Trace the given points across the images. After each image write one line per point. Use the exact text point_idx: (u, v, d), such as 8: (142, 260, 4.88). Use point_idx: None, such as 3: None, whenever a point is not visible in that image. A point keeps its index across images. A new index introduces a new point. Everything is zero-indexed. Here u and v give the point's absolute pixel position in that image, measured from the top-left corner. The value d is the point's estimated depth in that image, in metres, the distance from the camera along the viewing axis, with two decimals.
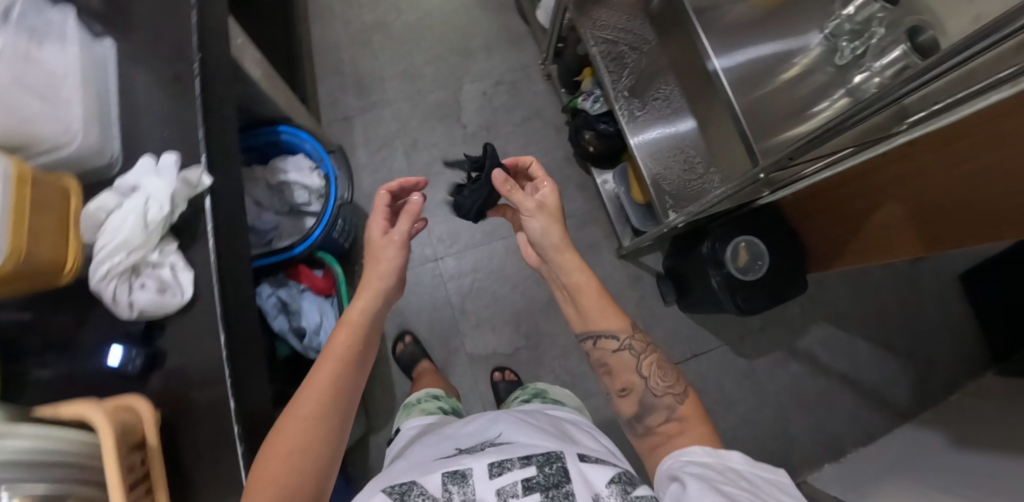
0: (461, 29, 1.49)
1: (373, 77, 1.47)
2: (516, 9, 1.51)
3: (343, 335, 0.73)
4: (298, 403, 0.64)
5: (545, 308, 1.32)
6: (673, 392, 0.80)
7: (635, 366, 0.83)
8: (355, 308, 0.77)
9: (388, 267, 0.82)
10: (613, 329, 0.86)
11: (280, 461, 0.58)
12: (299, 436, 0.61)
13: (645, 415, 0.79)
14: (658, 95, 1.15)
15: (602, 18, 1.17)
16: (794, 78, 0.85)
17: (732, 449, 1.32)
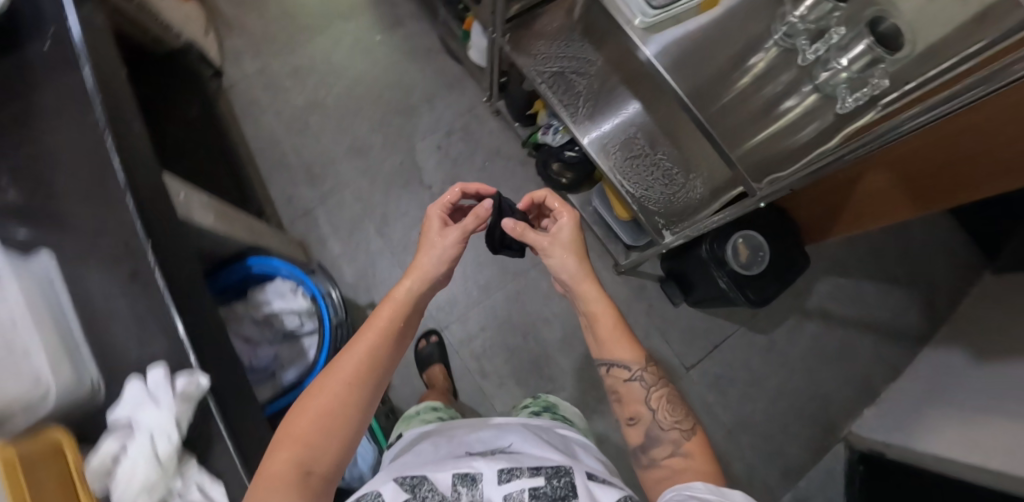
0: (398, 87, 1.46)
1: (322, 161, 1.41)
2: (444, 53, 1.49)
3: (385, 311, 0.73)
4: (335, 371, 0.66)
5: (561, 344, 1.30)
6: (681, 426, 0.79)
7: (644, 396, 0.82)
8: (404, 284, 0.77)
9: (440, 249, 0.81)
10: (626, 361, 0.83)
11: (308, 428, 0.60)
12: (330, 405, 0.63)
13: (652, 447, 0.78)
14: (618, 114, 1.13)
15: (541, 51, 1.13)
16: (754, 80, 0.83)
17: (775, 424, 1.34)
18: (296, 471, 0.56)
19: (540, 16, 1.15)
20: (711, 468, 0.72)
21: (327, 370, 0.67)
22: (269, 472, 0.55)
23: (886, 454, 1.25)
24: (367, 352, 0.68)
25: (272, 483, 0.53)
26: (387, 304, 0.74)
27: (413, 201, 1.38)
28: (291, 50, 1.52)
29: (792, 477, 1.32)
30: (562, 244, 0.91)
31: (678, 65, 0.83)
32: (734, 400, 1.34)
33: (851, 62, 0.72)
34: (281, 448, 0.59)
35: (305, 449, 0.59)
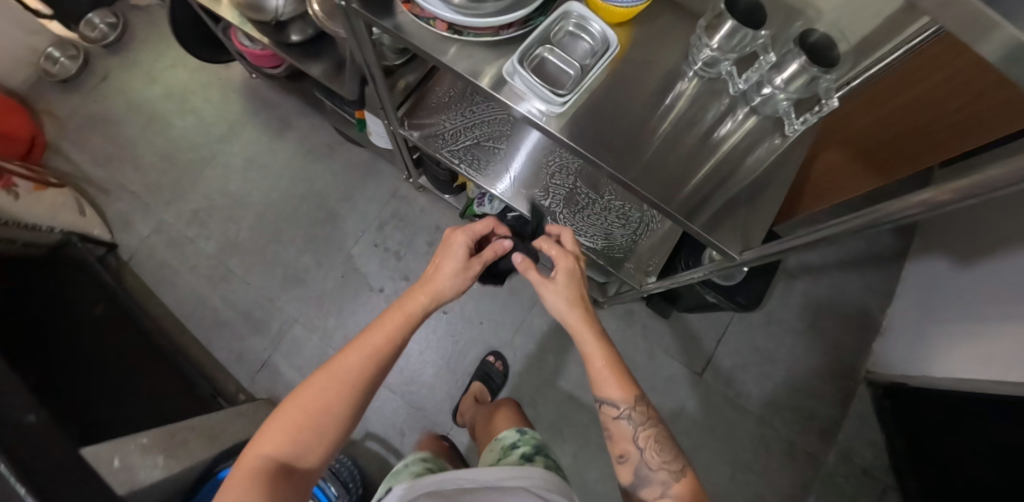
0: (310, 195, 1.36)
1: (260, 302, 1.30)
2: (345, 144, 1.39)
3: (391, 323, 0.72)
4: (334, 376, 0.67)
5: (571, 399, 1.25)
6: (668, 465, 0.70)
7: (634, 432, 0.73)
8: (416, 298, 0.74)
9: (454, 272, 0.78)
10: (616, 402, 0.74)
11: (297, 427, 0.64)
12: (321, 409, 0.65)
13: (642, 486, 0.71)
14: (552, 163, 1.06)
15: (446, 127, 1.01)
16: (683, 116, 0.68)
17: (806, 392, 1.31)
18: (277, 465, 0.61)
19: (435, 84, 0.99)
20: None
21: (326, 370, 0.68)
22: (255, 464, 0.60)
23: (909, 384, 1.23)
24: (365, 365, 0.69)
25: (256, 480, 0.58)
26: (395, 315, 0.73)
27: (369, 310, 1.28)
28: (184, 196, 1.41)
29: (829, 436, 1.32)
30: (557, 292, 0.80)
31: (596, 131, 0.65)
32: (755, 385, 1.30)
33: (785, 83, 0.61)
34: (271, 439, 0.63)
35: (293, 444, 0.63)
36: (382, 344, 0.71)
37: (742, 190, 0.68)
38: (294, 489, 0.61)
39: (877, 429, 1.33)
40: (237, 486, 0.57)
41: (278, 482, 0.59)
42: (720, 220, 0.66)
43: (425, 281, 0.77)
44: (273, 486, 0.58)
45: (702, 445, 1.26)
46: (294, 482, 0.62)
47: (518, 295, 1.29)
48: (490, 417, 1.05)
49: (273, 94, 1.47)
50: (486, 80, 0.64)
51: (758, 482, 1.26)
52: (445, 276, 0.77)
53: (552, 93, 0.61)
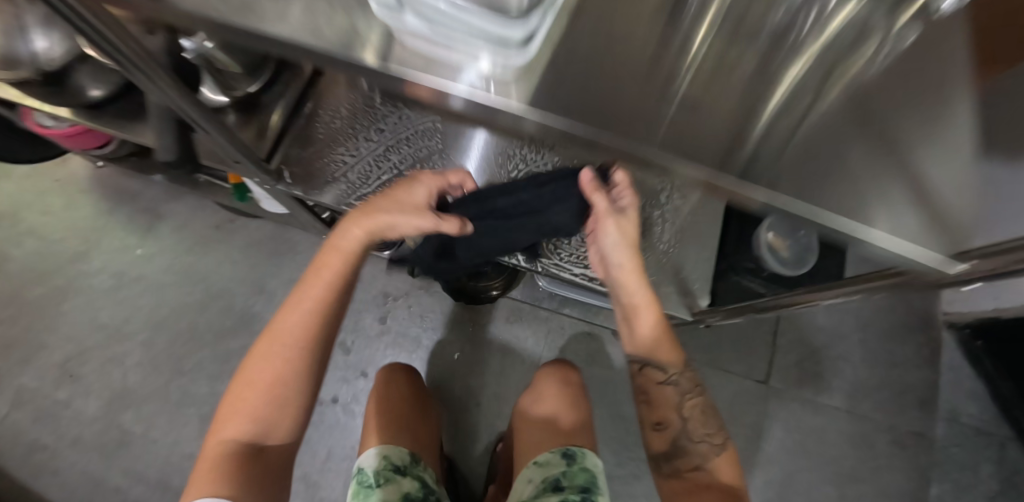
0: (211, 299, 1.01)
1: (179, 462, 0.94)
2: (239, 220, 1.05)
3: (330, 270, 0.48)
4: (282, 341, 0.47)
5: (620, 467, 0.93)
6: (712, 439, 0.51)
7: (680, 396, 0.52)
8: (353, 234, 0.47)
9: (405, 203, 0.47)
10: (660, 362, 0.53)
11: (253, 403, 0.46)
12: (277, 380, 0.47)
13: (677, 455, 0.51)
14: (516, 172, 0.70)
15: (345, 163, 0.70)
16: (726, 31, 0.35)
17: (889, 363, 1.05)
18: (244, 446, 0.45)
19: (318, 109, 0.70)
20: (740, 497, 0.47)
21: (272, 332, 0.47)
22: (217, 447, 0.44)
23: (1002, 318, 0.98)
24: (318, 315, 0.48)
25: (222, 468, 0.43)
26: (334, 256, 0.48)
27: (326, 432, 0.90)
28: (44, 345, 1.01)
29: (932, 406, 1.04)
30: (625, 239, 0.49)
31: (585, 98, 0.30)
32: (831, 373, 1.03)
33: None
34: (229, 414, 0.46)
35: (252, 422, 0.46)
36: (324, 295, 0.48)
37: (902, 128, 0.32)
38: (273, 470, 0.47)
39: (974, 378, 1.06)
40: (198, 477, 0.43)
41: (250, 469, 0.44)
42: (885, 178, 0.31)
43: (364, 207, 0.48)
44: (248, 475, 0.44)
45: (798, 469, 0.97)
46: (271, 459, 0.47)
47: (515, 352, 0.97)
48: (538, 410, 0.74)
49: (131, 181, 1.11)
50: (369, 57, 0.29)
51: (872, 491, 0.98)
52: (398, 204, 0.47)
53: (502, 29, 0.24)
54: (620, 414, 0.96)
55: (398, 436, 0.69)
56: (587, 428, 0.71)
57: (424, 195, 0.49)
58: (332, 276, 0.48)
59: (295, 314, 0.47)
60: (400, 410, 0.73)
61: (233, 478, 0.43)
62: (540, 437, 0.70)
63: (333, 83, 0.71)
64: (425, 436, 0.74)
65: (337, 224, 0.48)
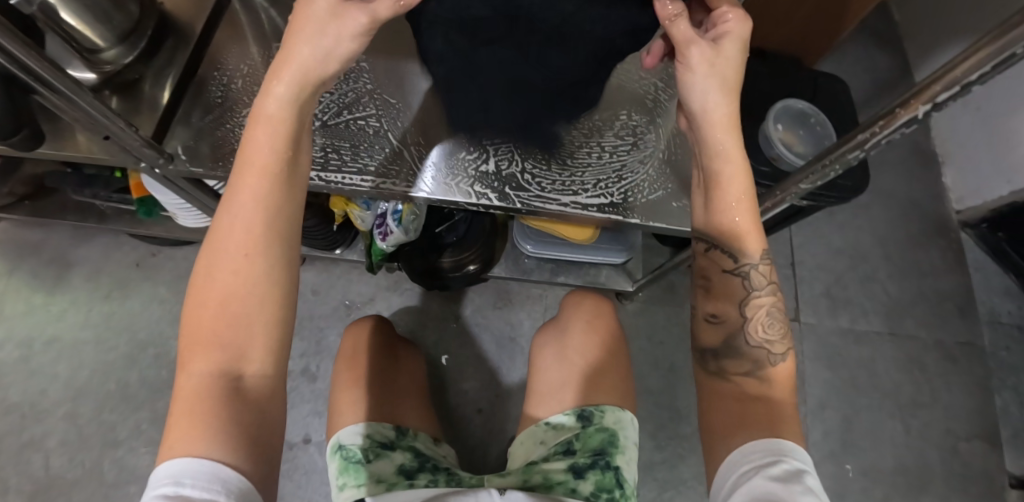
0: (142, 350, 0.82)
1: None
2: (159, 251, 0.88)
3: (262, 146, 0.32)
4: (230, 240, 0.30)
5: (660, 451, 0.79)
6: (771, 346, 0.37)
7: (746, 290, 0.38)
8: (276, 87, 0.33)
9: (317, 15, 0.33)
10: (743, 245, 0.37)
11: (214, 328, 0.29)
12: (241, 289, 0.30)
13: (725, 355, 0.38)
14: None
15: None
16: None
17: (915, 276, 0.95)
18: (224, 387, 0.28)
19: (213, 71, 0.58)
20: (787, 415, 0.34)
21: (215, 233, 0.31)
22: (184, 396, 0.28)
23: (1019, 200, 0.89)
24: (270, 195, 0.32)
25: (198, 419, 0.27)
26: (262, 124, 0.33)
27: (304, 480, 0.73)
28: None
29: (973, 312, 0.94)
30: (713, 70, 0.35)
31: None
32: (863, 297, 0.93)
33: None
34: (189, 350, 0.29)
35: (222, 349, 0.29)
36: (254, 179, 0.32)
37: None
38: (267, 419, 0.29)
39: (1003, 275, 0.96)
40: (173, 441, 0.26)
41: (245, 417, 0.28)
42: None
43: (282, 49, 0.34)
44: (240, 428, 0.28)
45: (854, 410, 0.86)
46: (267, 399, 0.30)
47: (512, 341, 0.83)
48: (563, 344, 0.58)
49: (27, 229, 0.88)
50: None
51: (942, 416, 0.86)
52: (304, 25, 0.33)
53: None
54: (644, 387, 0.83)
55: (377, 407, 0.53)
56: (618, 366, 0.55)
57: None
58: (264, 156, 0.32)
59: (234, 200, 0.31)
60: (379, 375, 0.57)
61: (222, 432, 0.27)
62: (556, 379, 0.55)
63: (228, 44, 0.60)
64: (407, 398, 0.58)
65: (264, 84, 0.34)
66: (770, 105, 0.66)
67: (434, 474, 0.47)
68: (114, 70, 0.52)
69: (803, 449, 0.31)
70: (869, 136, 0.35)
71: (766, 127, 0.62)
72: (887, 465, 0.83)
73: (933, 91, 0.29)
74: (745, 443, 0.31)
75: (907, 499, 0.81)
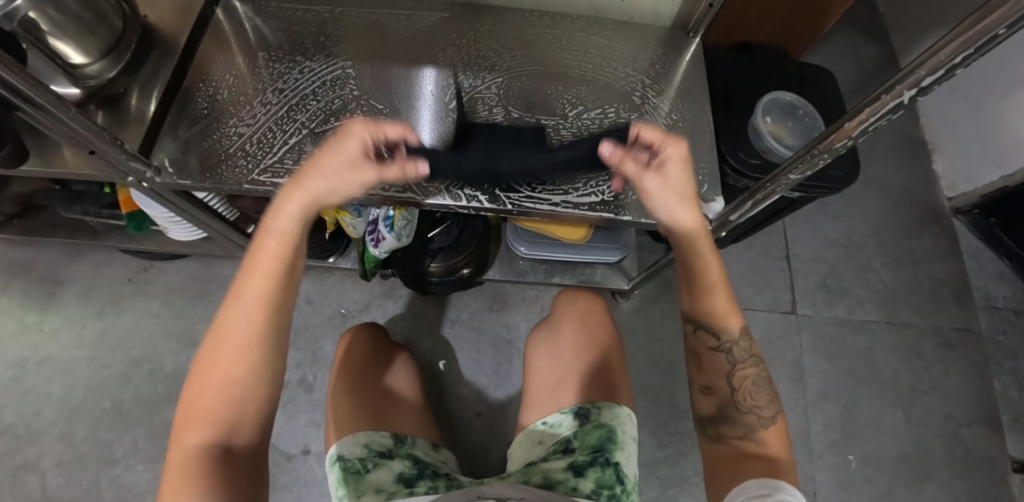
0: (137, 367, 0.81)
1: None
2: (153, 266, 0.87)
3: (269, 251, 0.37)
4: (234, 330, 0.35)
5: (661, 449, 0.79)
6: (759, 411, 0.39)
7: (732, 364, 0.42)
8: (288, 211, 0.38)
9: (334, 164, 0.39)
10: (724, 327, 0.42)
11: (212, 404, 0.33)
12: (240, 373, 0.34)
13: (721, 422, 0.40)
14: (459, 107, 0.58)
15: (241, 135, 0.54)
16: None
17: (909, 263, 0.96)
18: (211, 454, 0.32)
19: (200, 81, 0.57)
20: (785, 472, 0.35)
21: (220, 321, 0.35)
22: (175, 462, 0.32)
23: (1010, 185, 0.89)
24: (270, 291, 0.36)
25: (191, 479, 0.30)
26: (270, 237, 0.38)
27: (304, 492, 0.73)
28: None
29: (968, 297, 0.94)
30: (667, 192, 0.41)
31: None
32: (859, 286, 0.94)
33: None
34: (184, 422, 0.33)
35: (217, 424, 0.33)
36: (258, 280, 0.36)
37: None
38: (251, 483, 0.34)
39: (997, 260, 0.97)
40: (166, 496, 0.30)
41: (233, 481, 0.32)
42: None
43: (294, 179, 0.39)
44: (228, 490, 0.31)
45: (854, 400, 0.86)
46: (247, 468, 0.34)
47: (509, 344, 0.83)
48: (557, 345, 0.58)
49: (17, 248, 0.87)
50: None
51: (942, 403, 0.86)
52: (321, 166, 0.39)
53: None
54: (643, 385, 0.82)
55: (371, 416, 0.52)
56: (616, 365, 0.55)
57: (357, 148, 0.39)
58: (269, 260, 0.37)
59: (242, 299, 0.36)
60: (374, 382, 0.56)
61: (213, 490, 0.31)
62: (553, 377, 0.55)
63: (214, 54, 0.59)
64: (401, 406, 0.57)
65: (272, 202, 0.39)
66: (758, 97, 0.66)
67: (435, 481, 0.47)
68: (98, 84, 0.52)
69: (795, 488, 0.32)
70: (857, 124, 0.35)
71: (755, 120, 0.62)
72: (889, 454, 0.82)
73: (918, 76, 0.29)
74: (746, 482, 0.33)
75: (911, 487, 0.81)
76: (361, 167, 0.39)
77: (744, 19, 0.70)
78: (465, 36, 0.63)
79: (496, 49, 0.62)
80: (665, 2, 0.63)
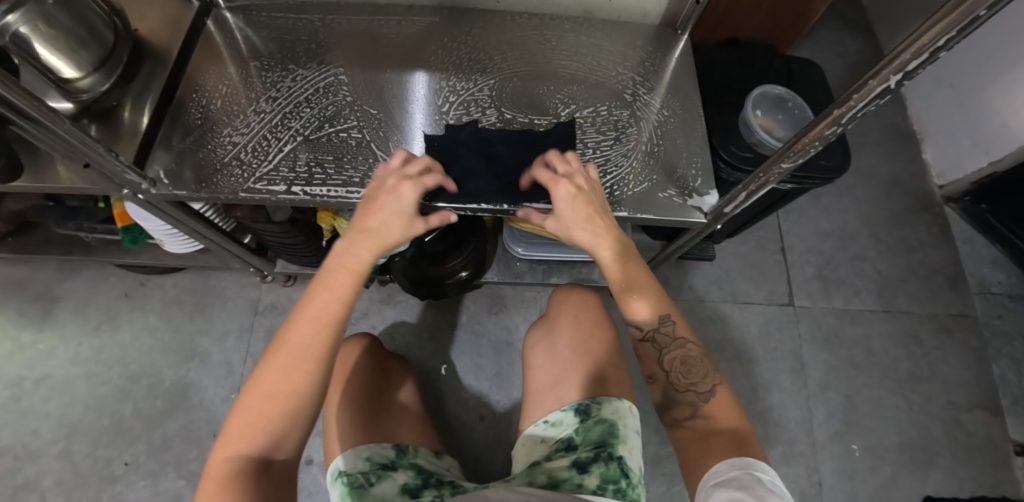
0: (135, 382, 0.81)
1: None
2: (150, 280, 0.87)
3: (343, 282, 0.38)
4: (301, 349, 0.34)
5: (665, 445, 0.79)
6: (697, 388, 0.38)
7: (657, 347, 0.41)
8: (359, 253, 0.39)
9: (394, 213, 0.41)
10: (632, 317, 0.41)
11: (268, 415, 0.32)
12: (303, 388, 0.33)
13: (671, 405, 0.38)
14: (453, 108, 0.58)
15: (235, 144, 0.54)
16: None
17: (902, 251, 0.97)
18: (252, 470, 0.31)
19: (192, 92, 0.57)
20: (751, 444, 0.34)
21: (287, 335, 0.34)
22: (216, 468, 0.31)
23: (999, 171, 0.90)
24: (340, 314, 0.36)
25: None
26: (342, 275, 0.38)
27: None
28: None
29: (963, 283, 0.95)
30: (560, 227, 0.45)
31: None
32: (854, 276, 0.94)
33: None
34: (231, 428, 0.32)
35: (267, 435, 0.32)
36: (331, 308, 0.36)
37: None
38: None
39: (990, 245, 0.98)
40: None
41: (268, 498, 0.31)
42: None
43: (357, 228, 0.41)
44: None
45: (854, 390, 0.86)
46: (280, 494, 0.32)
47: (510, 346, 0.83)
48: (553, 342, 0.58)
49: (11, 267, 0.87)
50: None
51: (942, 389, 0.87)
52: (383, 222, 0.41)
53: None
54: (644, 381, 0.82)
55: (372, 426, 0.52)
56: (615, 359, 0.55)
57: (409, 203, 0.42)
58: (342, 288, 0.37)
59: (308, 323, 0.35)
60: (371, 391, 0.56)
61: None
62: (553, 375, 0.55)
63: (206, 65, 0.59)
64: (400, 414, 0.57)
65: (338, 242, 0.40)
66: (748, 91, 0.67)
67: (439, 489, 0.47)
68: (91, 97, 0.52)
69: (767, 465, 0.31)
70: (846, 110, 0.35)
71: (745, 114, 0.63)
72: (892, 443, 0.83)
73: (902, 61, 0.30)
74: (713, 465, 0.32)
75: (915, 474, 0.81)
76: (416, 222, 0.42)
77: (732, 15, 0.71)
78: (456, 40, 0.63)
79: (488, 51, 0.63)
80: (652, 1, 0.64)
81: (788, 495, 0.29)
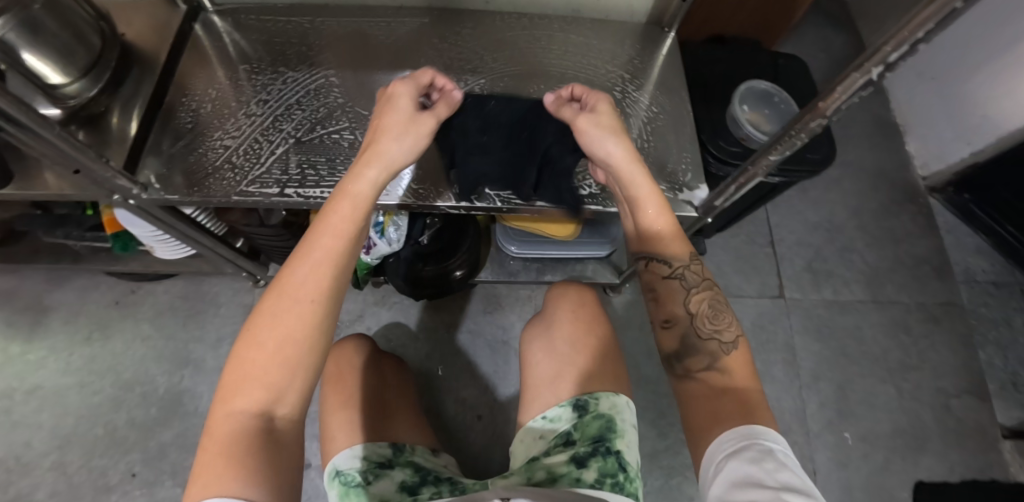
0: (129, 391, 0.80)
1: None
2: (140, 289, 0.86)
3: (344, 213, 0.39)
4: (298, 288, 0.34)
5: (662, 438, 0.80)
6: (721, 337, 0.38)
7: (682, 284, 0.42)
8: (366, 175, 0.41)
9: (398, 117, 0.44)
10: (665, 252, 0.43)
11: (264, 367, 0.32)
12: (300, 335, 0.33)
13: (685, 354, 0.39)
14: None
15: (226, 147, 0.54)
16: None
17: (889, 242, 0.98)
18: (258, 422, 0.31)
19: (182, 97, 0.57)
20: (758, 403, 0.34)
21: (284, 279, 0.35)
22: (218, 427, 0.30)
23: (981, 160, 0.92)
24: (339, 252, 0.37)
25: (233, 461, 0.28)
26: (342, 201, 0.39)
27: None
28: None
29: (949, 272, 0.97)
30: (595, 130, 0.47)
31: None
32: (843, 268, 0.96)
33: None
34: (229, 386, 0.32)
35: (266, 391, 0.32)
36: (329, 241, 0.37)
37: None
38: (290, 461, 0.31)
39: (974, 234, 1.00)
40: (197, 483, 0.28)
41: (273, 450, 0.30)
42: None
43: (365, 149, 0.43)
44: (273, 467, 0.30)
45: (846, 379, 0.87)
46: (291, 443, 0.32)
47: (506, 345, 0.83)
48: (550, 336, 0.59)
49: None
50: None
51: (931, 376, 0.88)
52: (386, 128, 0.43)
53: None
54: (640, 376, 0.83)
55: (369, 427, 0.52)
56: (610, 356, 0.55)
57: (409, 104, 0.44)
58: (340, 221, 0.38)
59: (305, 263, 0.35)
60: (370, 391, 0.56)
61: (252, 464, 0.29)
62: (551, 372, 0.55)
63: (194, 70, 0.59)
64: (398, 411, 0.57)
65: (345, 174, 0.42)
66: (735, 87, 0.68)
67: (437, 487, 0.47)
68: (79, 103, 0.51)
69: (774, 433, 0.32)
70: (830, 103, 0.36)
71: (733, 110, 0.64)
72: (884, 430, 0.84)
73: (884, 53, 0.31)
74: (722, 433, 0.32)
75: (908, 460, 0.82)
76: (419, 119, 0.44)
77: (717, 12, 0.72)
78: (446, 41, 0.64)
79: (478, 51, 0.63)
80: None
81: (799, 467, 0.29)
